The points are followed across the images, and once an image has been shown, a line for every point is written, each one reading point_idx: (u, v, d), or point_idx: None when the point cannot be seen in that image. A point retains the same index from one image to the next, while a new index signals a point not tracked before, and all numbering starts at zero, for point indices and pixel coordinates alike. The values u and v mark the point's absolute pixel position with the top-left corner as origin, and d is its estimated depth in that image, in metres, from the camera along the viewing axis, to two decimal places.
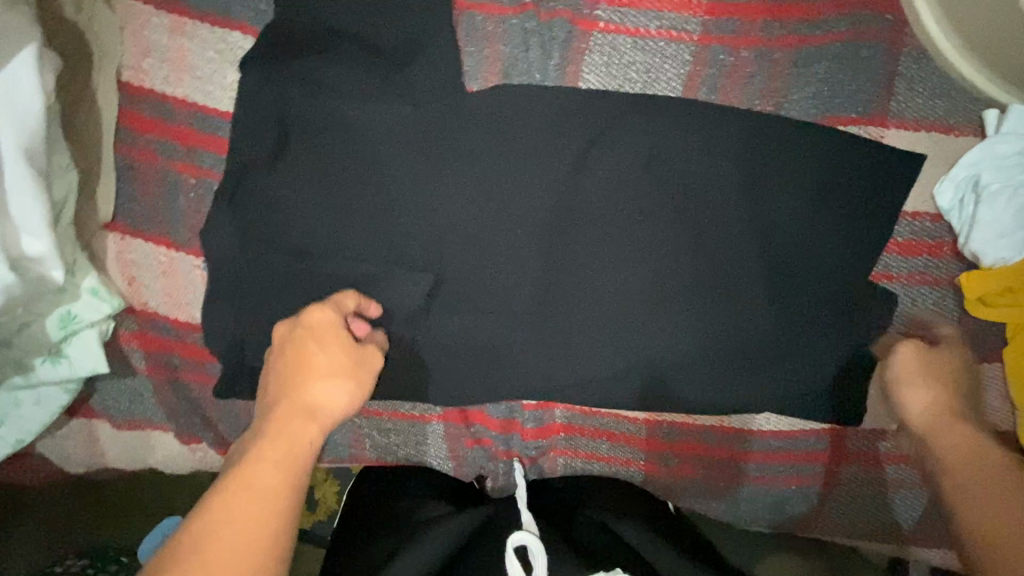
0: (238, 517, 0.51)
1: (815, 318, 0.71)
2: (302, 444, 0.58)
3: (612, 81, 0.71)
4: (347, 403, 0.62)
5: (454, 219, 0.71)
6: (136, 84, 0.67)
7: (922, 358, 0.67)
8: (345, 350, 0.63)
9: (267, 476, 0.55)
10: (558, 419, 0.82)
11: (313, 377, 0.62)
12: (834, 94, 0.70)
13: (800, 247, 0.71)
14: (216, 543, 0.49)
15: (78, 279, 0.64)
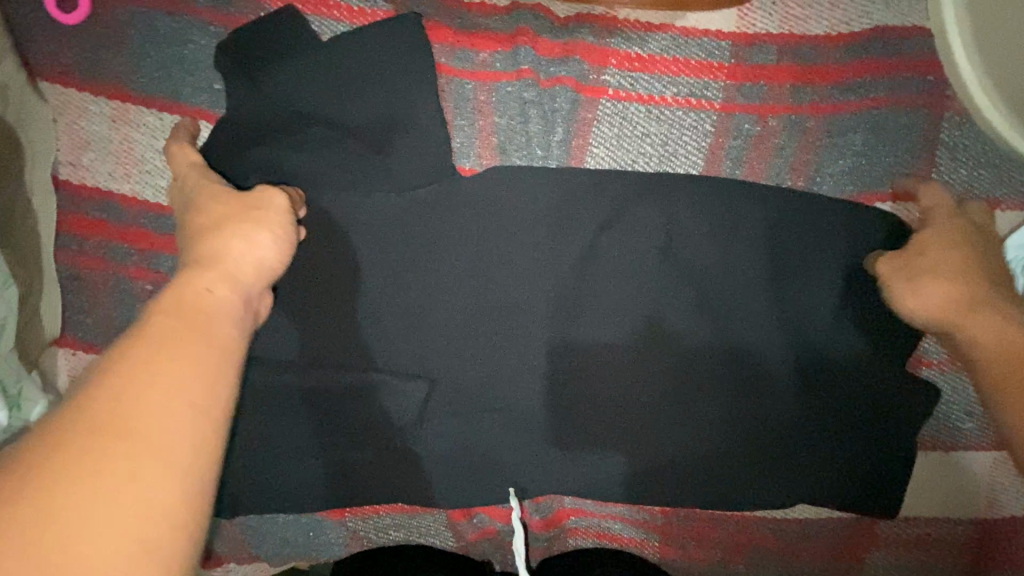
0: (144, 374, 0.36)
1: (847, 410, 0.65)
2: (222, 304, 0.45)
3: (624, 155, 0.63)
4: (258, 248, 0.50)
5: (448, 318, 0.63)
6: (76, 182, 0.58)
7: (899, 258, 0.58)
8: (228, 198, 0.52)
9: (171, 330, 0.40)
10: (567, 505, 0.76)
11: (209, 232, 0.50)
12: (870, 166, 0.62)
13: (834, 334, 0.64)
14: (129, 412, 0.34)
15: (25, 411, 0.54)
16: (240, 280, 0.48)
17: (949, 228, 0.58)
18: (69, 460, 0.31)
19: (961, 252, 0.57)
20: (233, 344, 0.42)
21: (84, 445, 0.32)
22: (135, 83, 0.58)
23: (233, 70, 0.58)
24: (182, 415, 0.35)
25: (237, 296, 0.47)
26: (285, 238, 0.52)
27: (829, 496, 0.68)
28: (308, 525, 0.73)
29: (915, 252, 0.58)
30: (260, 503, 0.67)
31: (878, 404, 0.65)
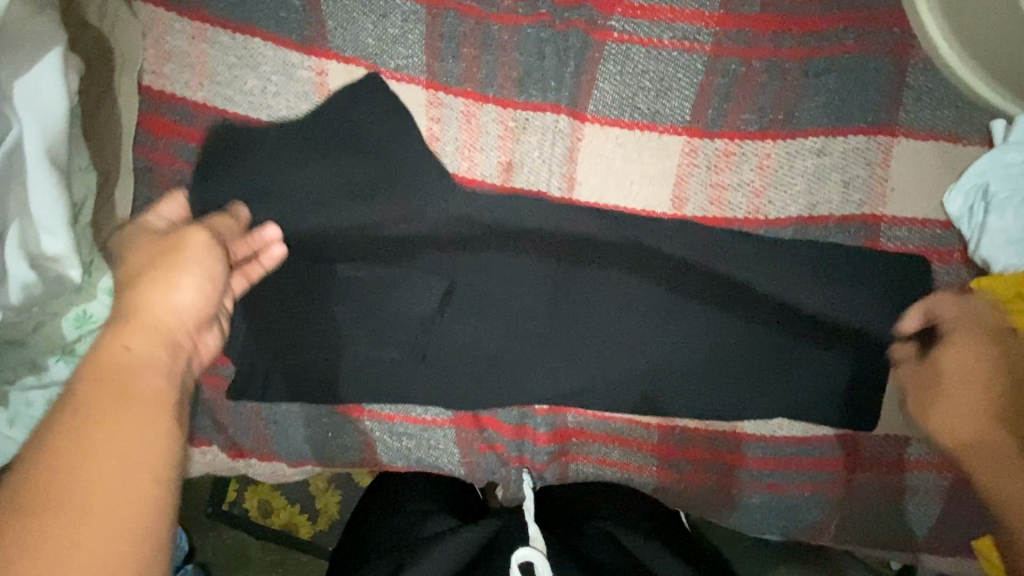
0: (72, 447, 0.39)
1: (824, 319, 0.72)
2: (142, 361, 0.47)
3: (626, 89, 0.71)
4: (176, 292, 0.53)
5: (467, 226, 0.71)
6: (157, 90, 0.68)
7: (919, 375, 0.70)
8: (158, 246, 0.56)
9: (100, 394, 0.43)
10: (570, 424, 0.80)
11: (131, 283, 0.53)
12: (844, 103, 0.71)
13: (812, 249, 0.72)
14: (67, 482, 0.38)
15: (94, 279, 0.64)
16: (161, 329, 0.50)
17: (969, 350, 0.66)
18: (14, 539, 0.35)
19: (972, 371, 0.65)
20: (163, 402, 0.45)
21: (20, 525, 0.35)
22: (213, 8, 0.68)
23: (260, 53, 0.69)
24: (112, 491, 0.38)
25: (164, 343, 0.50)
26: (208, 266, 0.55)
27: (808, 404, 0.75)
28: (330, 425, 0.77)
29: (938, 379, 0.68)
30: (290, 391, 0.74)
31: (856, 324, 0.73)
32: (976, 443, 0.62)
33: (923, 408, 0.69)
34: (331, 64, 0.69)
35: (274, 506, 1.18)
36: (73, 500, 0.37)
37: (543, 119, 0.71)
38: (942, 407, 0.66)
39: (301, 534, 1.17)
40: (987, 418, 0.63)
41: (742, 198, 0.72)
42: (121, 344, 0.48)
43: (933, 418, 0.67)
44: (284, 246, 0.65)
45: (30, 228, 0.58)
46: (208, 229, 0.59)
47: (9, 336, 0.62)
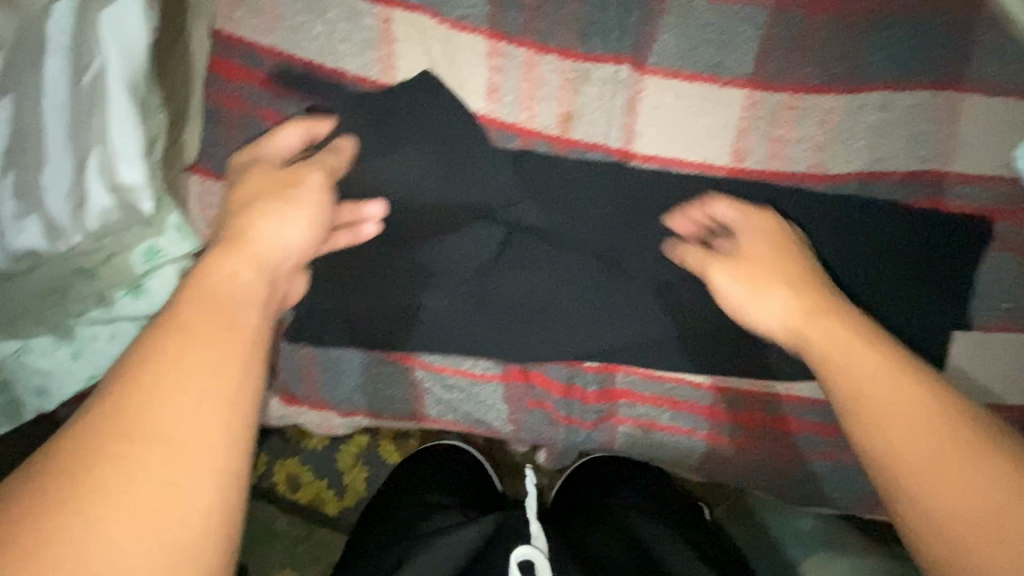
0: (170, 367, 0.42)
1: (886, 277, 0.71)
2: (242, 295, 0.48)
3: (688, 43, 0.70)
4: (286, 228, 0.56)
5: (525, 177, 0.72)
6: (228, 34, 0.69)
7: (736, 274, 0.64)
8: (276, 178, 0.60)
9: (196, 316, 0.45)
10: (620, 384, 0.79)
11: (248, 211, 0.56)
12: (911, 59, 0.70)
13: (873, 208, 0.71)
14: (165, 401, 0.40)
15: (164, 213, 0.65)
16: (265, 267, 0.52)
17: (765, 255, 0.64)
18: (117, 446, 0.39)
19: (792, 269, 0.63)
20: (253, 338, 0.46)
21: (123, 435, 0.39)
22: None
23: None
24: (198, 416, 0.41)
25: (262, 281, 0.51)
26: (317, 215, 0.58)
27: None
28: (382, 375, 0.77)
29: (761, 279, 0.62)
30: (347, 335, 0.75)
31: (912, 282, 0.71)
32: (818, 333, 0.56)
33: (742, 313, 0.63)
34: (396, 12, 0.70)
35: (303, 480, 1.19)
36: (167, 421, 0.40)
37: (605, 71, 0.71)
38: (773, 303, 0.61)
39: (327, 510, 1.18)
40: (815, 311, 0.58)
41: (803, 151, 0.72)
42: (222, 273, 0.50)
43: (763, 317, 0.61)
44: (377, 229, 0.66)
45: (109, 158, 0.59)
46: (325, 172, 0.62)
47: (83, 265, 0.64)
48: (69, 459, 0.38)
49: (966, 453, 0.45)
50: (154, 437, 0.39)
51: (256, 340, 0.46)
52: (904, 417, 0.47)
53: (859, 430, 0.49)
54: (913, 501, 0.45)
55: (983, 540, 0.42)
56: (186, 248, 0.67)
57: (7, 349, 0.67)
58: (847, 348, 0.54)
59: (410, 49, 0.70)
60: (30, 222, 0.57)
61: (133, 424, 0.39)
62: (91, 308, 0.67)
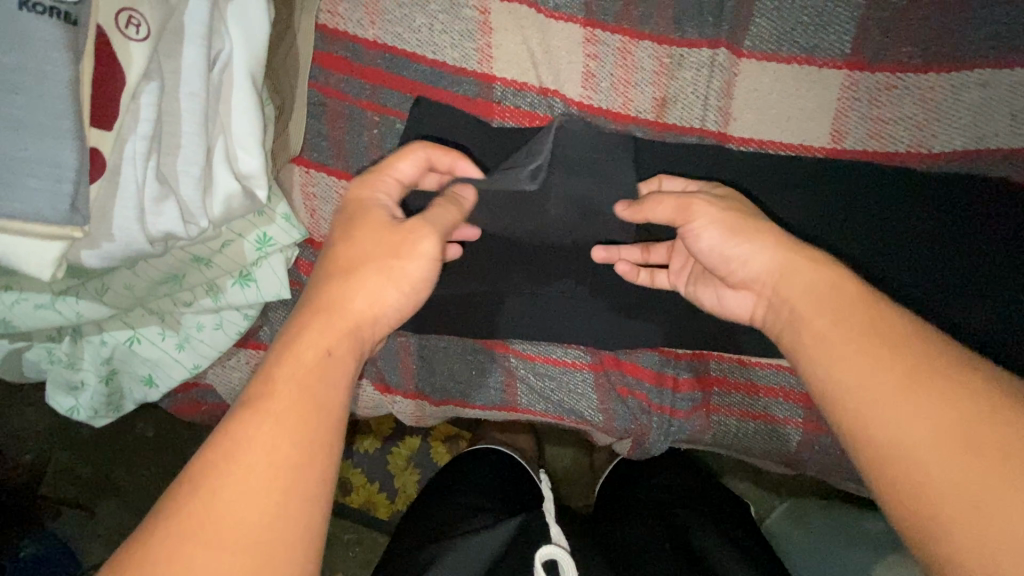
0: (261, 448, 0.46)
1: (978, 267, 0.72)
2: (329, 373, 0.51)
3: (784, 24, 0.70)
4: (382, 300, 0.56)
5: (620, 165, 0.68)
6: (332, 27, 0.71)
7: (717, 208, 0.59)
8: (384, 230, 0.58)
9: (281, 407, 0.48)
10: (713, 371, 0.78)
11: (345, 272, 0.56)
12: (1016, 34, 0.68)
13: (960, 199, 0.71)
14: (254, 481, 0.44)
15: (274, 203, 0.67)
16: (355, 337, 0.54)
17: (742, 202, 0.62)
18: (209, 521, 0.42)
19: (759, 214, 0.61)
20: (331, 425, 0.49)
21: (217, 512, 0.43)
22: None
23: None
24: (281, 500, 0.44)
25: (350, 355, 0.54)
26: (419, 287, 0.59)
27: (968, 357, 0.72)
28: (475, 362, 0.77)
29: (742, 214, 0.58)
30: (444, 322, 0.75)
31: (994, 261, 0.72)
32: (799, 276, 0.53)
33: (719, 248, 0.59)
34: (493, 3, 0.71)
35: (356, 483, 1.19)
36: (254, 502, 0.44)
37: (699, 56, 0.72)
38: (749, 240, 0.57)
39: (379, 514, 1.18)
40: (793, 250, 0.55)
41: (903, 132, 0.71)
42: (314, 351, 0.52)
43: (746, 247, 0.57)
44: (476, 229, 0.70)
45: (231, 146, 0.61)
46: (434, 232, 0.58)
47: (197, 254, 0.64)
48: (170, 528, 0.42)
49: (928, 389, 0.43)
50: (241, 536, 0.42)
51: (331, 433, 0.49)
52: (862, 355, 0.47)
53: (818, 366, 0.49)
54: (867, 438, 0.45)
55: (924, 478, 0.41)
56: (295, 236, 0.68)
57: (118, 339, 0.69)
58: (821, 297, 0.51)
59: (508, 38, 0.71)
60: (168, 206, 0.56)
61: (225, 503, 0.43)
62: (201, 296, 0.68)
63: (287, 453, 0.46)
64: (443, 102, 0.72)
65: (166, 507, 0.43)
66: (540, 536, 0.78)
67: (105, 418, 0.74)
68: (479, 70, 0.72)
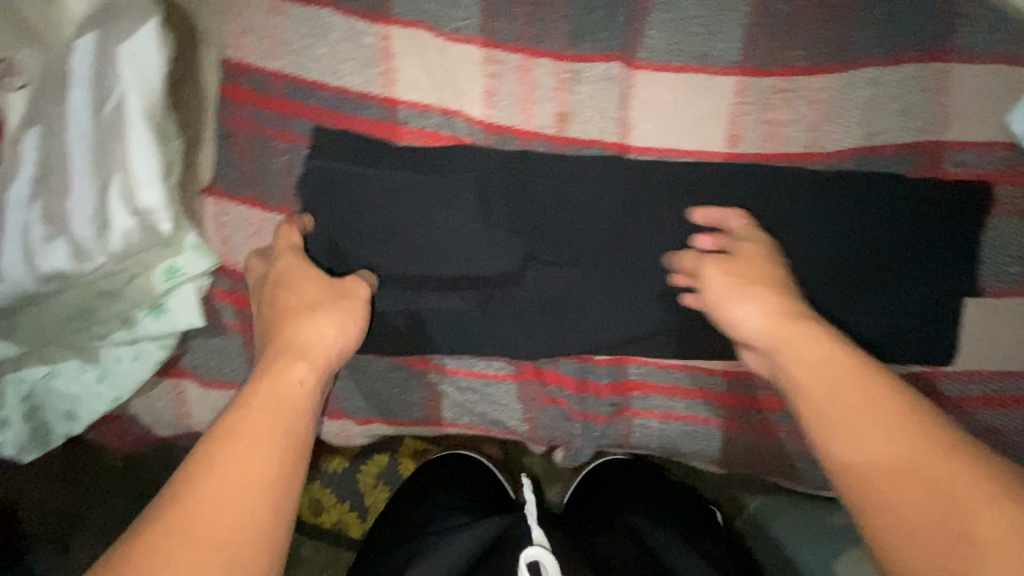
0: (240, 454, 0.49)
1: (894, 257, 0.72)
2: (301, 396, 0.55)
3: (676, 36, 0.72)
4: (328, 330, 0.60)
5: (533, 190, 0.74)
6: (238, 61, 0.73)
7: (729, 270, 0.64)
8: (322, 283, 0.65)
9: (256, 429, 0.50)
10: (633, 376, 0.79)
11: (296, 316, 0.61)
12: (895, 34, 0.71)
13: (866, 190, 0.72)
14: (233, 483, 0.47)
15: (182, 234, 0.68)
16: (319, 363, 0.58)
17: (753, 259, 0.66)
18: (189, 519, 0.45)
19: (773, 272, 0.65)
20: (299, 439, 0.52)
21: (197, 512, 0.45)
22: None
23: (326, 22, 0.73)
24: (255, 499, 0.47)
25: (316, 388, 0.56)
26: (359, 329, 0.64)
27: (887, 345, 0.73)
28: (396, 380, 0.78)
29: (763, 277, 0.63)
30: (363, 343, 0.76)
31: (917, 242, 0.71)
32: (791, 346, 0.57)
33: (725, 306, 0.63)
34: (394, 30, 0.73)
35: (326, 504, 1.19)
36: (234, 502, 0.46)
37: (596, 70, 0.74)
38: (751, 301, 0.61)
39: (351, 533, 1.18)
40: (796, 318, 0.59)
41: (797, 133, 0.72)
42: (290, 376, 0.55)
43: (742, 312, 0.61)
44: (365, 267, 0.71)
45: (130, 182, 0.62)
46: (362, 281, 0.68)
47: (105, 287, 0.66)
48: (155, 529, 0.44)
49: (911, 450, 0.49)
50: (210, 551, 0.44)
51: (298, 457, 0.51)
52: (858, 423, 0.51)
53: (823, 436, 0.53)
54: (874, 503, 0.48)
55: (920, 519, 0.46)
56: (204, 266, 0.69)
57: (36, 374, 0.70)
58: (804, 360, 0.56)
59: (409, 63, 0.74)
60: (58, 246, 0.61)
61: (207, 503, 0.46)
62: (116, 329, 0.69)
63: (264, 458, 0.49)
64: (348, 127, 0.74)
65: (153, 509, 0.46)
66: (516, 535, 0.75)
67: (32, 452, 0.74)
68: (383, 95, 0.74)
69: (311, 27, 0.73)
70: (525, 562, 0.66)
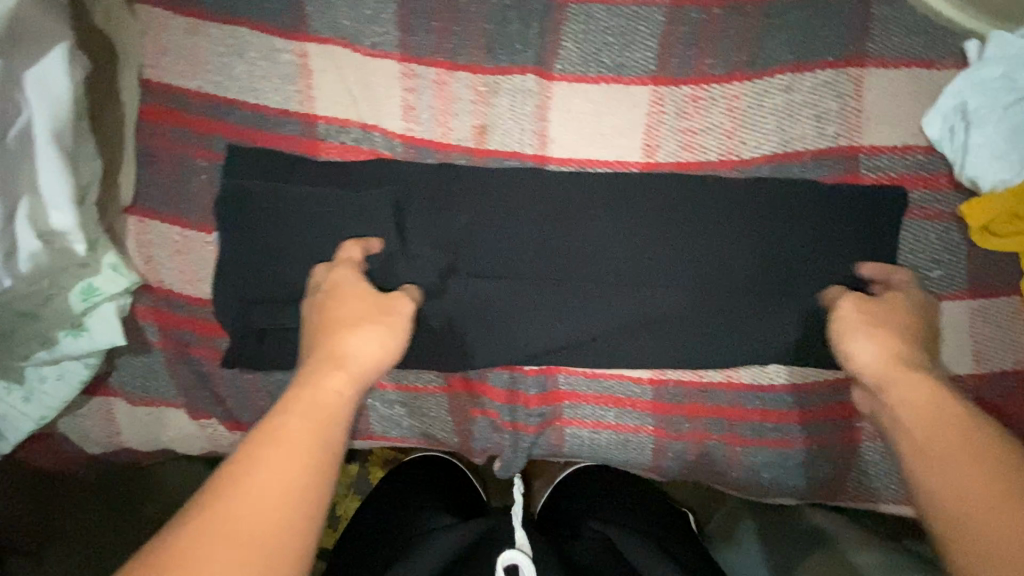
0: (268, 469, 0.46)
1: (813, 265, 0.72)
2: (337, 415, 0.52)
3: (590, 47, 0.73)
4: (371, 345, 0.58)
5: (469, 207, 0.74)
6: (157, 81, 0.74)
7: (866, 306, 0.62)
8: (370, 298, 0.62)
9: (294, 434, 0.48)
10: (562, 386, 0.79)
11: (340, 326, 0.58)
12: (808, 40, 0.70)
13: (783, 197, 0.72)
14: (258, 499, 0.44)
15: (99, 254, 0.69)
16: (357, 377, 0.55)
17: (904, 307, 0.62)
18: (210, 531, 0.42)
19: (919, 322, 0.62)
20: (331, 463, 0.49)
21: (218, 524, 0.42)
22: (204, 3, 0.73)
23: (243, 41, 0.73)
24: (280, 523, 0.44)
25: (355, 401, 0.54)
26: (403, 346, 0.61)
27: (805, 349, 0.74)
28: None
29: (887, 321, 0.60)
30: (285, 357, 0.74)
31: (837, 249, 0.71)
32: (897, 382, 0.55)
33: (842, 337, 0.61)
34: (311, 47, 0.74)
35: None
36: (260, 522, 0.43)
37: (513, 82, 0.74)
38: (870, 338, 0.59)
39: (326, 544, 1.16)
40: (906, 363, 0.56)
41: (714, 141, 0.72)
42: (328, 393, 0.53)
43: (858, 346, 0.59)
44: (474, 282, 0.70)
45: (39, 206, 0.63)
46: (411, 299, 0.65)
47: (22, 309, 0.66)
48: (179, 534, 0.42)
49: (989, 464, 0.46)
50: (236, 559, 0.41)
51: (333, 468, 0.49)
52: (939, 439, 0.50)
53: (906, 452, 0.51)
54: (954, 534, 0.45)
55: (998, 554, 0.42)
56: (122, 285, 0.70)
57: None
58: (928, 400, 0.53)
59: (327, 80, 0.74)
60: None
61: (232, 518, 0.43)
62: (36, 349, 0.69)
63: (296, 476, 0.46)
64: (268, 144, 0.74)
65: (179, 516, 0.43)
66: (502, 539, 0.69)
67: None
68: (302, 111, 0.74)
69: (230, 47, 0.73)
70: (502, 566, 0.62)
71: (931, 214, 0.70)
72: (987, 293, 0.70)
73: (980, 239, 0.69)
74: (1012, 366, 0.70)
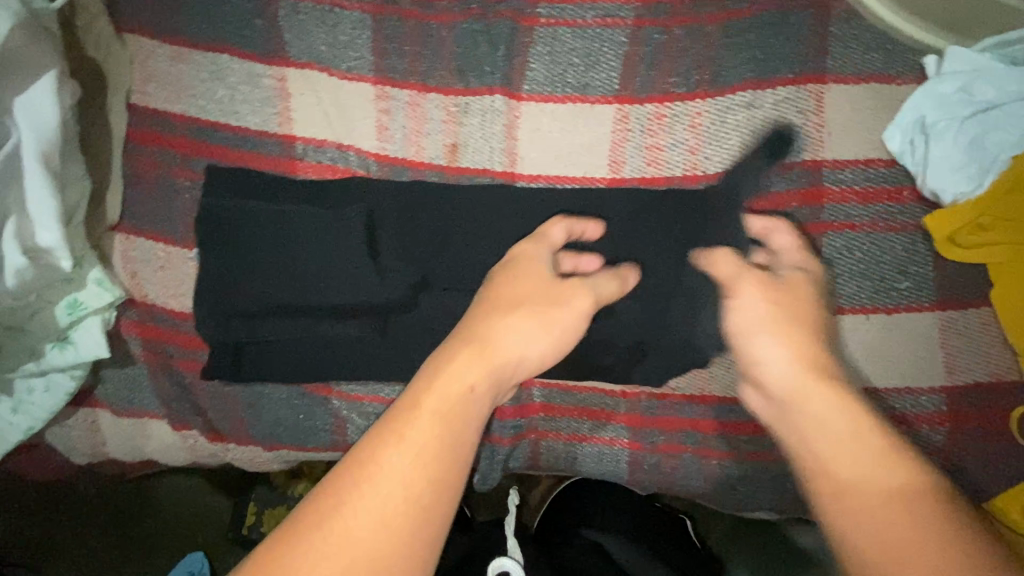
0: (390, 475, 0.46)
1: None
2: (467, 416, 0.51)
3: (556, 68, 0.75)
4: (521, 338, 0.57)
5: (433, 218, 0.76)
6: (143, 106, 0.78)
7: (769, 296, 0.61)
8: (544, 281, 0.62)
9: (420, 439, 0.48)
10: (536, 399, 0.79)
11: (496, 311, 0.59)
12: (767, 57, 0.72)
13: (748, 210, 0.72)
14: (382, 506, 0.45)
15: (85, 270, 0.73)
16: (497, 372, 0.55)
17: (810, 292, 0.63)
18: (336, 535, 0.44)
19: (820, 311, 0.62)
20: (450, 478, 0.48)
21: (344, 530, 0.44)
22: (190, 32, 0.77)
23: (224, 66, 0.77)
24: (400, 536, 0.45)
25: (486, 395, 0.53)
26: (560, 339, 0.60)
27: None
28: (300, 407, 0.79)
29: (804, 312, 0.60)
30: (266, 369, 0.77)
31: None
32: (810, 397, 0.54)
33: (748, 334, 0.60)
34: (290, 71, 0.77)
35: None
36: (380, 533, 0.44)
37: (482, 102, 0.76)
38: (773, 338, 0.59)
39: None
40: (821, 374, 0.56)
41: (678, 156, 0.74)
42: (459, 389, 0.52)
43: (767, 349, 0.59)
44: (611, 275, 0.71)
45: (27, 224, 0.66)
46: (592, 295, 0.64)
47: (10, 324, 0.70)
48: (305, 529, 0.44)
49: (883, 476, 0.48)
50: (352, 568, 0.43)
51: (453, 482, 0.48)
52: (841, 452, 0.50)
53: (811, 469, 0.51)
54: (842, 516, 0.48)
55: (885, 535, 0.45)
56: (106, 299, 0.73)
57: None
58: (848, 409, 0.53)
59: (305, 102, 0.77)
60: None
61: (354, 525, 0.44)
62: (25, 361, 0.72)
63: (421, 490, 0.46)
64: (249, 163, 0.78)
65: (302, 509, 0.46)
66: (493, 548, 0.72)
67: None
68: (282, 132, 0.78)
69: (212, 72, 0.77)
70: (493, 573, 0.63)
71: (897, 226, 0.71)
72: (956, 303, 0.70)
73: (945, 250, 0.69)
74: (983, 376, 0.69)
